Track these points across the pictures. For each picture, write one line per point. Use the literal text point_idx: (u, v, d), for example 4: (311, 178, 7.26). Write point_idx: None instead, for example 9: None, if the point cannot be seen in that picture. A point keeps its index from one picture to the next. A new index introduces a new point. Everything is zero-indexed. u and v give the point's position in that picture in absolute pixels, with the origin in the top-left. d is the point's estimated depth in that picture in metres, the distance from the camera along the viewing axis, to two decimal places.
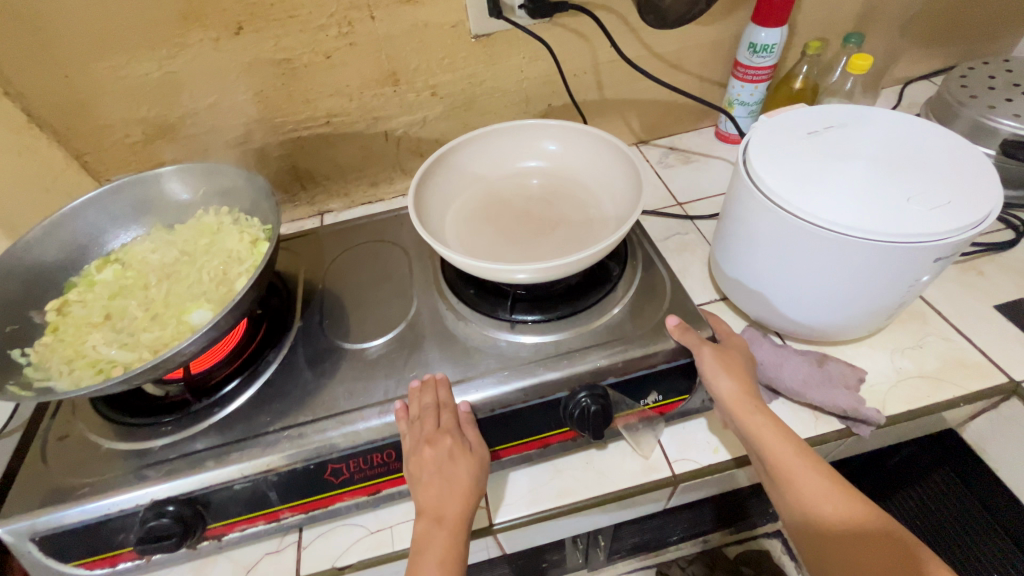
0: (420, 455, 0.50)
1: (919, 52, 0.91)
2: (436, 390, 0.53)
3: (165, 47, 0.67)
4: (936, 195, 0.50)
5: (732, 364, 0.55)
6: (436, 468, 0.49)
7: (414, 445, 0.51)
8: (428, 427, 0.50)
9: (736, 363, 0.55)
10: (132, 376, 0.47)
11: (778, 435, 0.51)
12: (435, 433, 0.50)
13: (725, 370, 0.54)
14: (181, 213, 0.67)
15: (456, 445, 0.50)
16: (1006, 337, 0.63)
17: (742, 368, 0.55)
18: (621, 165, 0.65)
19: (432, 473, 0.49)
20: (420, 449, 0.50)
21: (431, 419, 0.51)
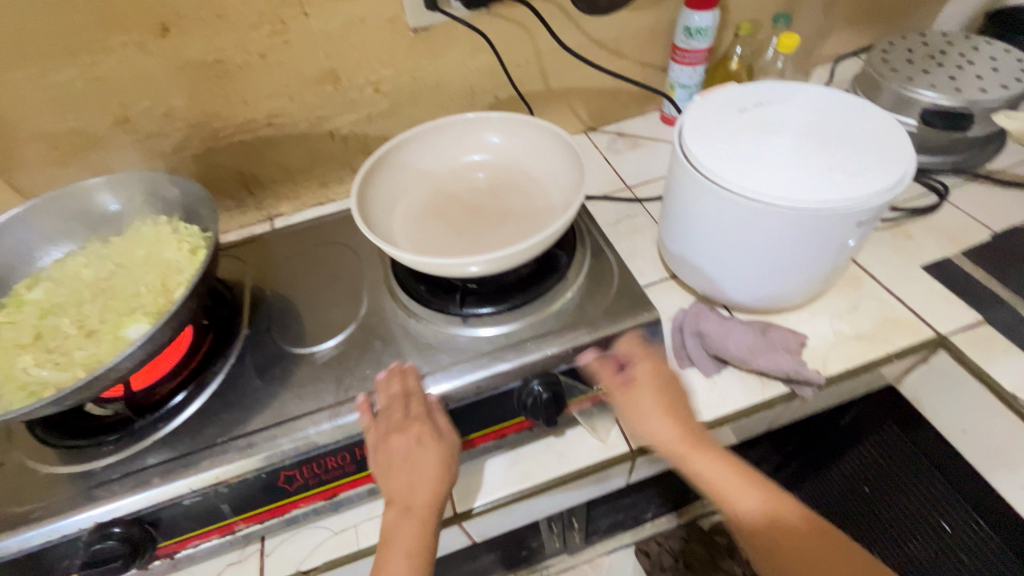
0: (388, 444, 0.50)
1: (845, 30, 0.95)
2: (403, 380, 0.54)
3: (86, 52, 0.64)
4: (855, 163, 0.53)
5: (647, 396, 0.56)
6: (404, 456, 0.49)
7: (382, 436, 0.51)
8: (395, 417, 0.51)
9: (654, 390, 0.56)
10: (62, 396, 0.45)
11: (696, 446, 0.54)
12: (402, 423, 0.50)
13: (639, 405, 0.56)
14: (115, 225, 0.65)
15: (424, 433, 0.50)
16: (933, 294, 0.67)
17: (662, 390, 0.56)
18: (565, 153, 0.66)
19: (400, 461, 0.49)
20: (388, 438, 0.50)
21: (398, 410, 0.51)
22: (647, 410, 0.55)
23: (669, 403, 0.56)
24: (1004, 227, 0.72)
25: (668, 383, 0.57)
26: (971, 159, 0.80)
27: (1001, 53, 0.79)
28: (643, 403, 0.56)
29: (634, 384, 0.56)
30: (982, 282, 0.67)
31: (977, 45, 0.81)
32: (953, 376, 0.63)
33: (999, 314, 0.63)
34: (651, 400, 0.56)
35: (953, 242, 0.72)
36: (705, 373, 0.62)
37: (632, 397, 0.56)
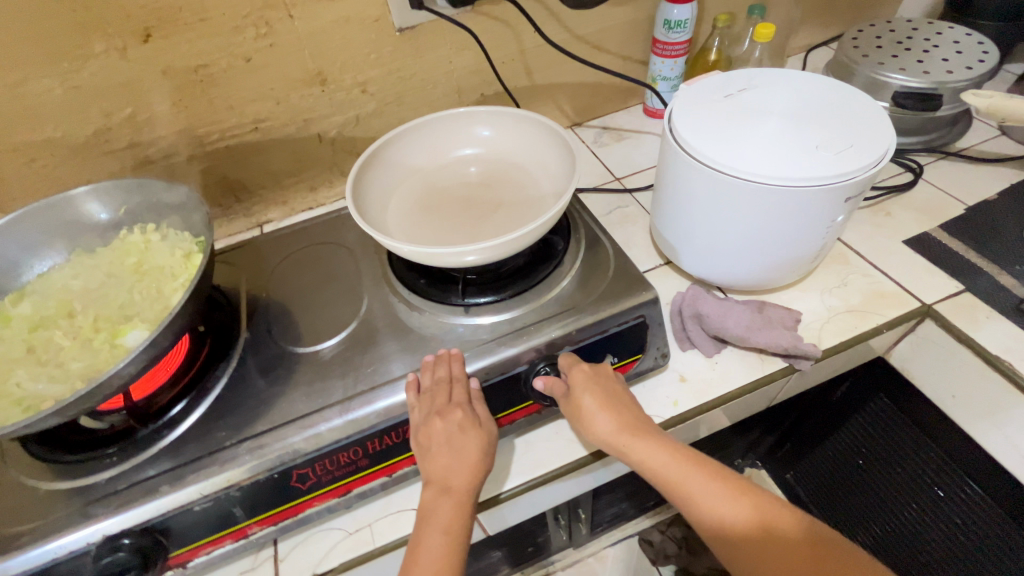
0: (431, 425, 0.50)
1: (816, 19, 0.99)
2: (450, 363, 0.54)
3: (64, 60, 0.62)
4: (840, 140, 0.55)
5: (592, 413, 0.53)
6: (446, 439, 0.50)
7: (425, 416, 0.51)
8: (439, 399, 0.51)
9: (599, 404, 0.53)
10: (64, 408, 0.44)
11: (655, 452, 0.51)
12: (447, 406, 0.50)
13: (586, 422, 0.53)
14: (101, 234, 0.63)
15: (466, 418, 0.51)
16: (915, 267, 0.69)
17: (610, 402, 0.53)
18: (555, 143, 0.67)
19: (442, 443, 0.50)
20: (431, 420, 0.50)
21: (444, 392, 0.51)
22: (595, 429, 0.53)
23: (620, 415, 0.53)
24: (976, 200, 0.76)
25: (618, 392, 0.55)
26: (940, 138, 0.84)
27: (963, 37, 0.83)
28: (591, 418, 0.53)
29: (577, 402, 0.53)
30: (961, 253, 0.70)
31: (940, 30, 0.85)
32: (939, 344, 0.65)
33: (978, 282, 0.66)
34: (597, 416, 0.52)
35: (930, 216, 0.75)
36: (706, 354, 0.63)
37: (580, 413, 0.53)
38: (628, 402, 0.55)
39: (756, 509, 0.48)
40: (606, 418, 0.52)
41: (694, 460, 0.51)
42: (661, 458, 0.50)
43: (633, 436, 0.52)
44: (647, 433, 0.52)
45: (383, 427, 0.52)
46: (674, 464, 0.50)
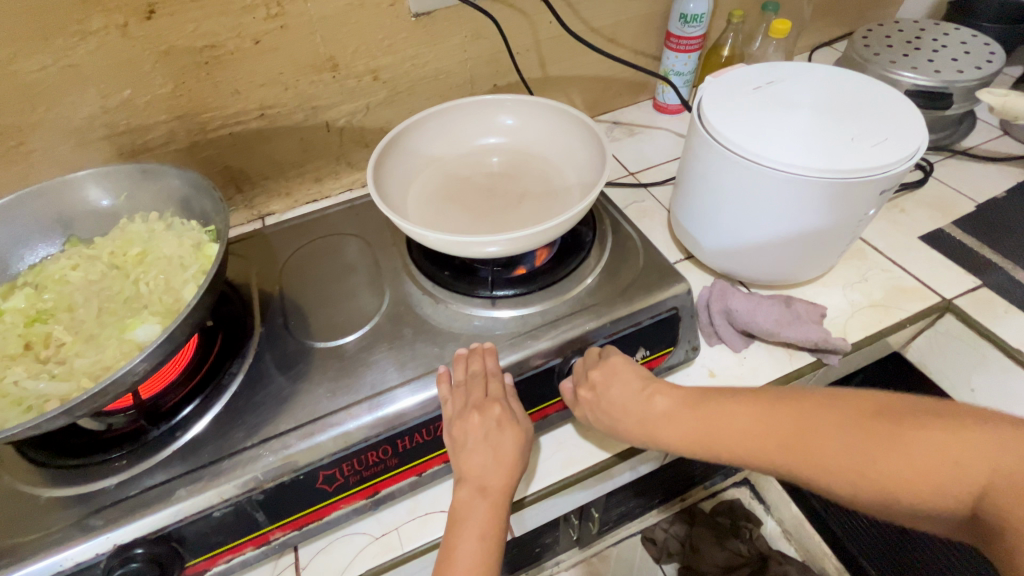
0: (466, 420, 0.48)
1: (823, 19, 1.00)
2: (484, 358, 0.52)
3: (61, 36, 0.58)
4: (873, 133, 0.55)
5: (608, 422, 0.51)
6: (483, 436, 0.47)
7: (460, 411, 0.48)
8: (475, 394, 0.49)
9: (608, 416, 0.51)
10: (74, 406, 0.40)
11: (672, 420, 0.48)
12: (484, 401, 0.48)
13: (609, 429, 0.52)
14: (101, 224, 0.59)
15: (503, 413, 0.49)
16: (933, 262, 0.70)
17: (614, 406, 0.51)
18: (580, 133, 0.65)
19: (479, 440, 0.47)
20: (466, 415, 0.48)
21: (479, 386, 0.49)
22: (616, 436, 0.52)
23: (630, 415, 0.50)
24: (986, 198, 0.77)
25: (623, 393, 0.51)
26: (947, 138, 0.86)
27: (969, 38, 0.84)
28: (609, 424, 0.51)
29: (592, 419, 0.52)
30: (975, 250, 0.71)
31: (947, 31, 0.86)
32: (959, 339, 0.66)
33: (995, 278, 0.67)
34: (613, 422, 0.51)
35: (943, 212, 0.76)
36: (735, 349, 0.62)
37: (603, 406, 0.51)
38: (636, 394, 0.50)
39: (782, 466, 0.42)
40: (619, 421, 0.51)
41: (711, 436, 0.46)
42: (676, 445, 0.47)
43: (651, 415, 0.49)
44: (659, 423, 0.48)
45: (414, 424, 0.50)
46: (693, 447, 0.46)
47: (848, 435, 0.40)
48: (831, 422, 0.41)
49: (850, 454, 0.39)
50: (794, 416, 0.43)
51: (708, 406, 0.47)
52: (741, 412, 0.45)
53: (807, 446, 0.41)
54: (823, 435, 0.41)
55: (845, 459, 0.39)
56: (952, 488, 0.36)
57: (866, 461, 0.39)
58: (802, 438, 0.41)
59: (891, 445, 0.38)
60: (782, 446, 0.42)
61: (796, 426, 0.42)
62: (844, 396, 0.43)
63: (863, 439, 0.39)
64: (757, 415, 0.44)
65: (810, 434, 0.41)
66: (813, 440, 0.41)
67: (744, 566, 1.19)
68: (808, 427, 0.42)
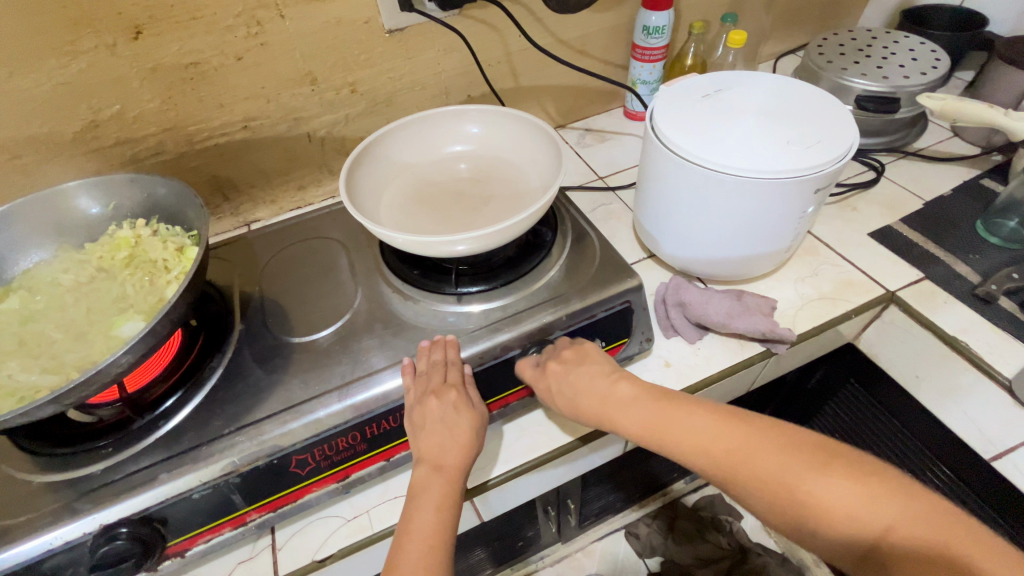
0: (425, 404, 0.51)
1: (785, 28, 1.05)
2: (445, 348, 0.55)
3: (54, 57, 0.62)
4: (809, 136, 0.59)
5: (571, 398, 0.54)
6: (441, 418, 0.51)
7: (421, 396, 0.52)
8: (434, 380, 0.52)
9: (571, 391, 0.54)
10: (63, 395, 0.44)
11: (632, 411, 0.51)
12: (442, 386, 0.52)
13: (574, 409, 0.54)
14: (91, 231, 0.63)
15: (461, 398, 0.52)
16: (880, 257, 0.74)
17: (581, 385, 0.54)
18: (541, 139, 0.69)
19: (437, 422, 0.51)
20: (425, 400, 0.52)
21: (438, 374, 0.53)
22: (577, 414, 0.54)
23: (594, 396, 0.53)
24: (934, 196, 0.81)
25: (589, 379, 0.54)
26: (900, 140, 0.90)
27: (918, 45, 0.88)
28: (569, 405, 0.55)
29: (555, 394, 0.55)
30: (921, 245, 0.75)
31: (897, 39, 0.91)
32: (904, 329, 0.70)
33: (937, 270, 0.71)
34: (576, 400, 0.54)
35: (893, 210, 0.80)
36: (690, 340, 0.66)
37: (563, 390, 0.55)
38: (601, 384, 0.54)
39: (719, 468, 0.46)
40: (583, 399, 0.54)
41: (664, 424, 0.49)
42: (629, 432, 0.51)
43: (614, 404, 0.53)
44: (618, 412, 0.52)
45: (380, 411, 0.53)
46: (645, 431, 0.50)
47: (784, 458, 0.44)
48: (773, 444, 0.45)
49: (782, 474, 0.43)
50: (744, 429, 0.46)
51: (668, 402, 0.50)
52: (692, 417, 0.48)
53: (747, 457, 0.45)
54: (766, 452, 0.44)
55: (776, 479, 0.43)
56: (863, 523, 0.40)
57: (795, 483, 0.43)
58: (745, 450, 0.45)
59: (819, 477, 0.42)
60: (726, 447, 0.46)
61: (742, 437, 0.46)
62: (797, 428, 0.46)
63: (799, 465, 0.43)
64: (712, 421, 0.48)
65: (754, 449, 0.45)
66: (753, 457, 0.45)
67: (724, 558, 1.23)
68: (753, 443, 0.45)
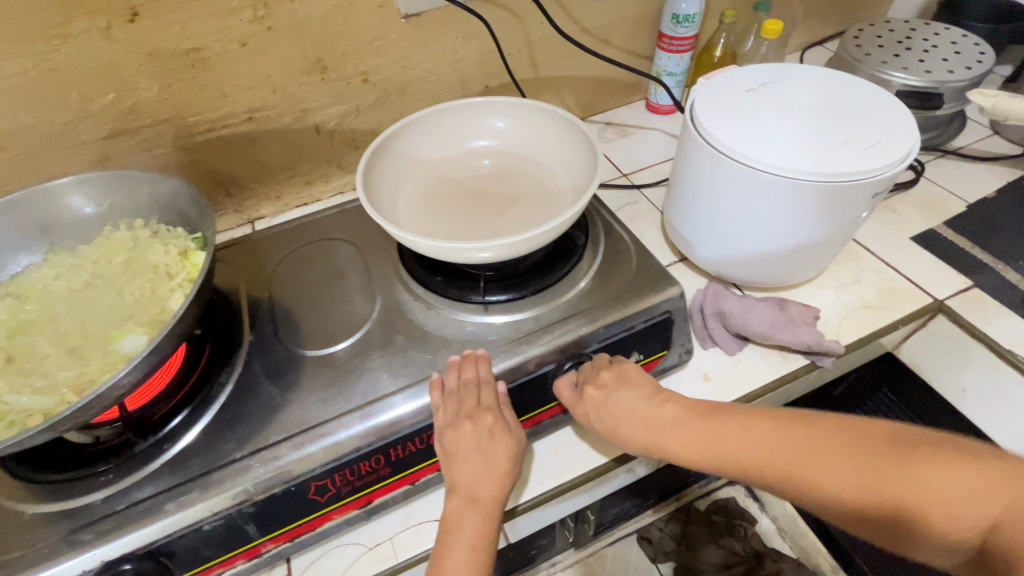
0: (458, 429, 0.47)
1: (814, 18, 1.00)
2: (477, 365, 0.51)
3: (41, 39, 0.57)
4: (866, 136, 0.55)
5: (615, 419, 0.51)
6: (475, 445, 0.47)
7: (453, 420, 0.48)
8: (467, 403, 0.48)
9: (614, 415, 0.51)
10: (58, 422, 0.39)
11: (681, 431, 0.48)
12: (476, 410, 0.48)
13: (620, 433, 0.51)
14: (84, 232, 0.57)
15: (496, 423, 0.48)
16: (925, 263, 0.70)
17: (631, 405, 0.50)
18: (572, 135, 0.64)
19: (471, 449, 0.47)
20: (458, 424, 0.48)
21: (472, 395, 0.49)
22: (620, 438, 0.51)
23: (640, 419, 0.50)
24: (977, 197, 0.77)
25: (630, 399, 0.51)
26: (938, 138, 0.86)
27: (960, 38, 0.84)
28: (611, 430, 0.51)
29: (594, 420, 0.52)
30: (966, 250, 0.71)
31: (937, 31, 0.86)
32: (952, 340, 0.66)
33: (985, 278, 0.68)
34: (620, 422, 0.51)
35: (934, 213, 0.76)
36: (729, 352, 0.62)
37: (605, 412, 0.51)
38: (644, 404, 0.50)
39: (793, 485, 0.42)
40: (630, 421, 0.50)
41: (710, 442, 0.46)
42: (679, 455, 0.47)
43: (659, 423, 0.49)
44: (666, 430, 0.48)
45: (407, 433, 0.49)
46: (691, 453, 0.47)
47: (865, 461, 0.40)
48: (835, 447, 0.41)
49: (853, 478, 0.40)
50: (808, 435, 0.43)
51: (718, 418, 0.47)
52: (739, 430, 0.45)
53: (825, 468, 0.41)
54: (840, 458, 0.41)
55: (858, 484, 0.40)
56: (963, 519, 0.37)
57: (881, 489, 0.39)
58: (816, 458, 0.41)
59: (910, 471, 0.38)
60: (793, 457, 0.42)
61: (807, 446, 0.42)
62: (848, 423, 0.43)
63: (881, 466, 0.39)
64: (769, 431, 0.44)
65: (825, 455, 0.41)
66: (817, 462, 0.41)
67: (739, 565, 1.20)
68: (809, 447, 0.42)
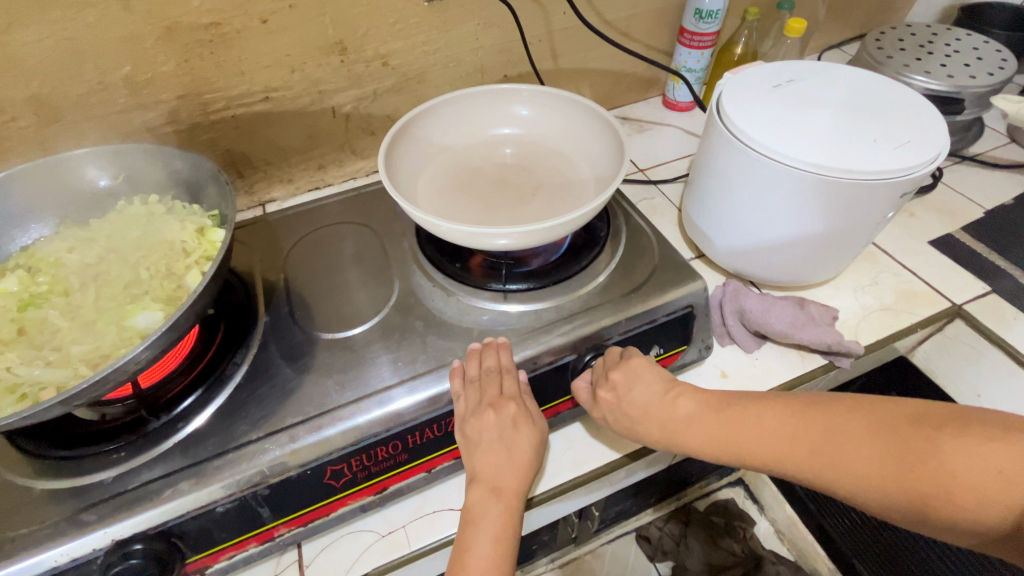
0: (480, 418, 0.47)
1: (834, 20, 0.99)
2: (498, 353, 0.50)
3: (60, 7, 0.55)
4: (897, 135, 0.54)
5: (639, 414, 0.50)
6: (498, 434, 0.46)
7: (474, 408, 0.47)
8: (489, 391, 0.47)
9: (640, 404, 0.50)
10: (73, 396, 0.38)
11: (702, 424, 0.48)
12: (499, 399, 0.47)
13: (655, 426, 0.50)
14: (96, 206, 0.56)
15: (518, 412, 0.48)
16: (942, 267, 0.70)
17: (666, 397, 0.50)
18: (597, 125, 0.64)
19: (493, 439, 0.46)
20: (481, 413, 0.47)
21: (493, 384, 0.48)
22: (648, 430, 0.50)
23: (665, 409, 0.50)
24: (994, 204, 0.77)
25: (646, 393, 0.50)
26: (956, 143, 0.86)
27: (982, 44, 0.84)
28: (629, 426, 0.51)
29: (611, 421, 0.52)
30: (984, 255, 0.71)
31: (959, 36, 0.86)
32: (968, 345, 0.66)
33: (1003, 284, 0.67)
34: (645, 414, 0.50)
35: (952, 218, 0.76)
36: (747, 350, 0.62)
37: (618, 405, 0.50)
38: (659, 397, 0.51)
39: (821, 465, 0.42)
40: (673, 412, 0.50)
41: (734, 434, 0.47)
42: (702, 448, 0.48)
43: (681, 419, 0.49)
44: (683, 426, 0.49)
45: (426, 420, 0.48)
46: (714, 446, 0.47)
47: (888, 439, 0.41)
48: (865, 430, 0.42)
49: (879, 465, 0.41)
50: (839, 423, 0.43)
51: (736, 409, 0.48)
52: (770, 423, 0.46)
53: (882, 471, 0.40)
54: (862, 439, 0.42)
55: (883, 465, 0.40)
56: (993, 500, 0.37)
57: (907, 469, 0.39)
58: (838, 444, 0.42)
59: (934, 455, 0.39)
60: (815, 447, 0.43)
61: (832, 435, 0.43)
62: (881, 404, 0.43)
63: (904, 443, 0.40)
64: (790, 417, 0.45)
65: (846, 441, 0.42)
66: (843, 450, 0.42)
67: (736, 566, 1.19)
68: (839, 433, 0.43)
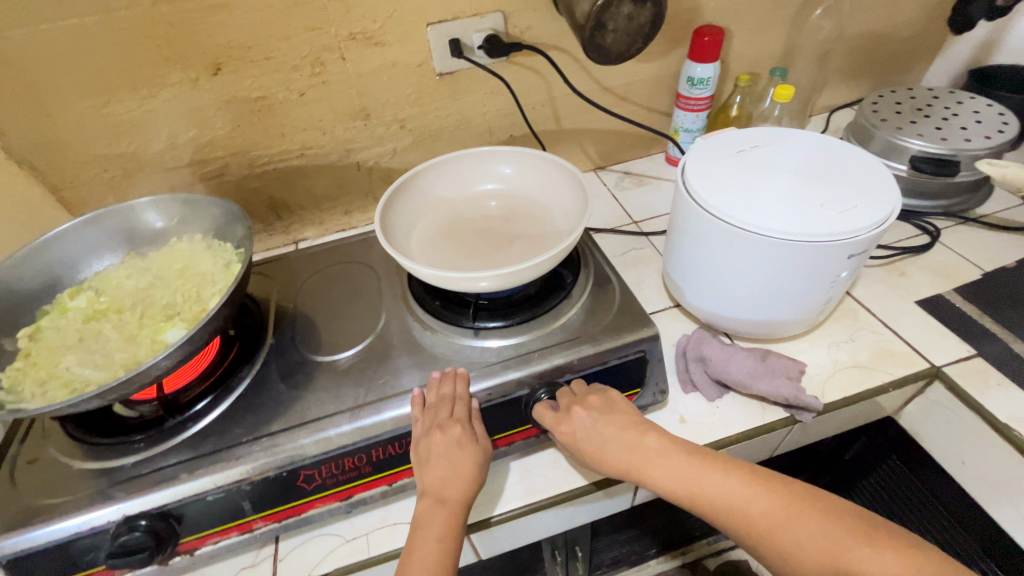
0: (431, 438, 0.53)
1: (839, 82, 1.03)
2: (455, 382, 0.57)
3: (144, 87, 0.71)
4: (845, 199, 0.57)
5: (588, 445, 0.54)
6: (445, 452, 0.52)
7: (426, 430, 0.54)
8: (440, 414, 0.54)
9: (591, 438, 0.54)
10: (107, 391, 0.48)
11: (657, 462, 0.52)
12: (447, 421, 0.53)
13: (595, 457, 0.54)
14: (154, 242, 0.69)
15: (464, 434, 0.54)
16: (926, 328, 0.69)
17: (606, 432, 0.54)
18: (571, 183, 0.71)
19: (441, 456, 0.52)
20: (431, 433, 0.53)
21: (445, 409, 0.55)
22: (597, 461, 0.54)
23: (612, 443, 0.54)
24: (994, 266, 0.76)
25: (599, 422, 0.55)
26: (960, 203, 0.85)
27: (983, 107, 0.84)
28: (581, 452, 0.55)
29: (579, 438, 0.55)
30: (974, 318, 0.69)
31: (961, 99, 0.87)
32: (951, 410, 0.64)
33: (991, 348, 0.66)
34: (593, 447, 0.54)
35: (946, 279, 0.75)
36: (709, 398, 0.64)
37: (571, 433, 0.55)
38: (616, 425, 0.55)
39: (763, 530, 0.46)
40: (610, 449, 0.54)
41: (687, 479, 0.50)
42: (653, 481, 0.51)
43: (632, 454, 0.53)
44: (637, 457, 0.53)
45: (388, 436, 0.55)
46: (666, 483, 0.51)
47: (826, 523, 0.45)
48: (813, 512, 0.46)
49: (824, 545, 0.44)
50: (793, 499, 0.47)
51: (691, 456, 0.51)
52: (727, 477, 0.49)
53: (822, 550, 0.44)
54: (806, 516, 0.46)
55: (823, 545, 0.44)
56: None
57: (842, 553, 0.43)
58: (784, 515, 0.46)
59: (859, 545, 0.43)
60: (766, 513, 0.47)
61: (785, 508, 0.46)
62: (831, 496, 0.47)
63: (847, 531, 0.44)
64: (750, 481, 0.49)
65: (792, 514, 0.46)
66: (792, 524, 0.46)
67: None
68: (791, 509, 0.46)
